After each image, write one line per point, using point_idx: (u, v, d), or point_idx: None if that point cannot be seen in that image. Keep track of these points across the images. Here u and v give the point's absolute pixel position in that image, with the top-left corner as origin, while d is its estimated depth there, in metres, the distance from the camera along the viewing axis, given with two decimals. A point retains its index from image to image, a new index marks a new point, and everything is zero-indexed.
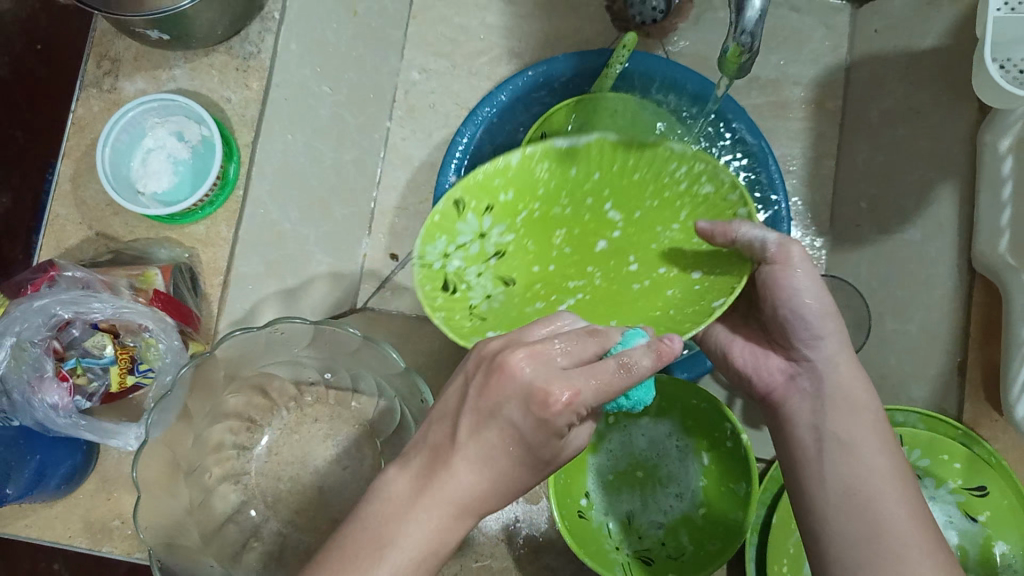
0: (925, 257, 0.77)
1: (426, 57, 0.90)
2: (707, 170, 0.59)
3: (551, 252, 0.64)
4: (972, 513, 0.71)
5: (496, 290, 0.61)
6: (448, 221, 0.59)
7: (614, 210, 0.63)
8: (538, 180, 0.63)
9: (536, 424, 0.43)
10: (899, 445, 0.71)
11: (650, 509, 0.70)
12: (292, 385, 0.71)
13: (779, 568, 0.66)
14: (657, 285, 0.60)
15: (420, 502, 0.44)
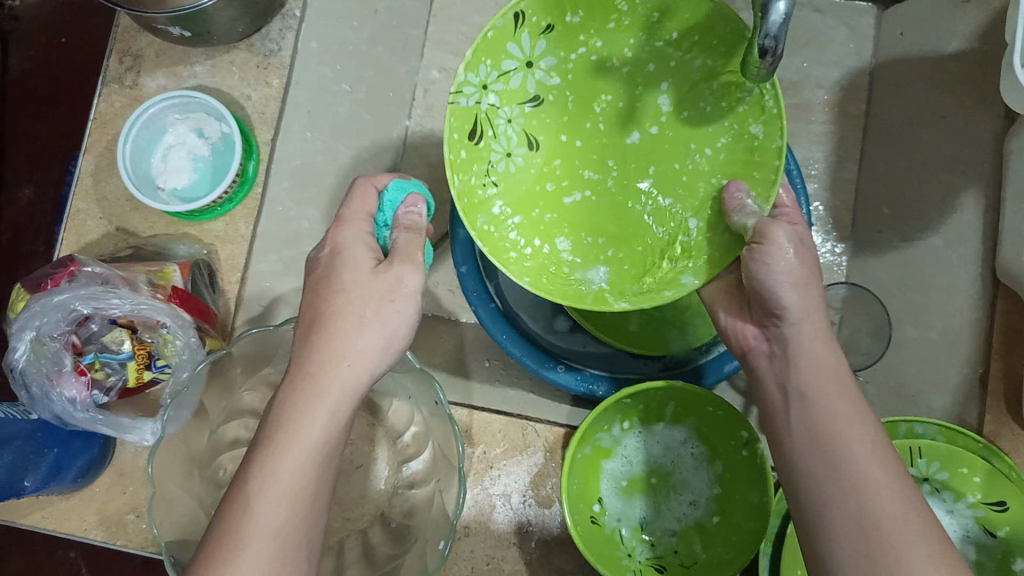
0: (949, 263, 0.76)
1: (446, 56, 0.82)
2: (769, 119, 0.54)
3: (586, 124, 0.64)
4: (991, 528, 0.69)
5: (520, 149, 0.63)
6: (499, 42, 0.57)
7: (688, 110, 0.60)
8: (618, 28, 0.58)
9: (378, 286, 0.51)
10: (917, 456, 0.70)
11: (662, 516, 0.69)
12: None
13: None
14: (665, 215, 0.61)
15: (308, 382, 0.49)
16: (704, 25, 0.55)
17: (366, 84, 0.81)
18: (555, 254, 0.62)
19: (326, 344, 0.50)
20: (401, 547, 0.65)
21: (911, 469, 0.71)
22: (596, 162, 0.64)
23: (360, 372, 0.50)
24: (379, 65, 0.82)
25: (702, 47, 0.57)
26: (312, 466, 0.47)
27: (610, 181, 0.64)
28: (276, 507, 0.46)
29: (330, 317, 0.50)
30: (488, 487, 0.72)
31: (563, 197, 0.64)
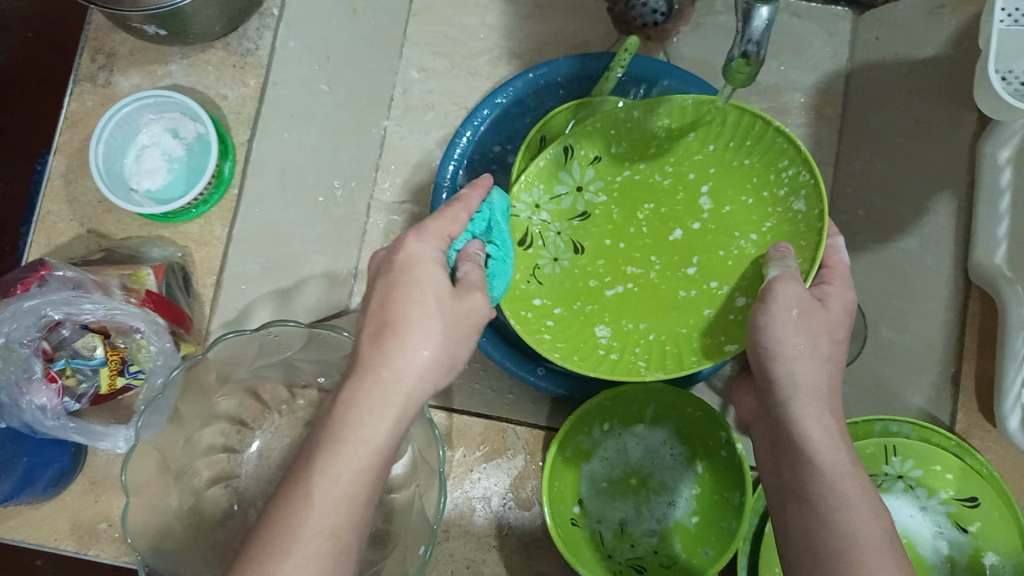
0: (924, 266, 0.77)
1: (426, 57, 0.89)
2: (811, 191, 0.59)
3: (630, 229, 0.69)
4: (962, 523, 0.70)
5: (567, 254, 0.69)
6: (553, 167, 0.67)
7: (730, 205, 0.65)
8: (658, 151, 0.68)
9: (445, 299, 0.49)
10: (891, 454, 0.71)
11: (642, 517, 0.69)
12: (284, 389, 0.71)
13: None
14: (704, 299, 0.64)
15: (367, 388, 0.46)
16: (732, 126, 0.64)
17: (346, 84, 0.83)
18: (593, 341, 0.66)
19: (381, 350, 0.47)
20: (382, 550, 0.64)
21: (886, 466, 0.72)
22: (649, 258, 0.68)
23: (414, 374, 0.47)
24: (361, 64, 0.84)
25: (735, 148, 0.65)
26: (362, 474, 0.45)
27: (654, 275, 0.67)
28: (325, 514, 0.43)
29: (393, 317, 0.48)
30: (468, 490, 0.71)
31: (603, 289, 0.68)
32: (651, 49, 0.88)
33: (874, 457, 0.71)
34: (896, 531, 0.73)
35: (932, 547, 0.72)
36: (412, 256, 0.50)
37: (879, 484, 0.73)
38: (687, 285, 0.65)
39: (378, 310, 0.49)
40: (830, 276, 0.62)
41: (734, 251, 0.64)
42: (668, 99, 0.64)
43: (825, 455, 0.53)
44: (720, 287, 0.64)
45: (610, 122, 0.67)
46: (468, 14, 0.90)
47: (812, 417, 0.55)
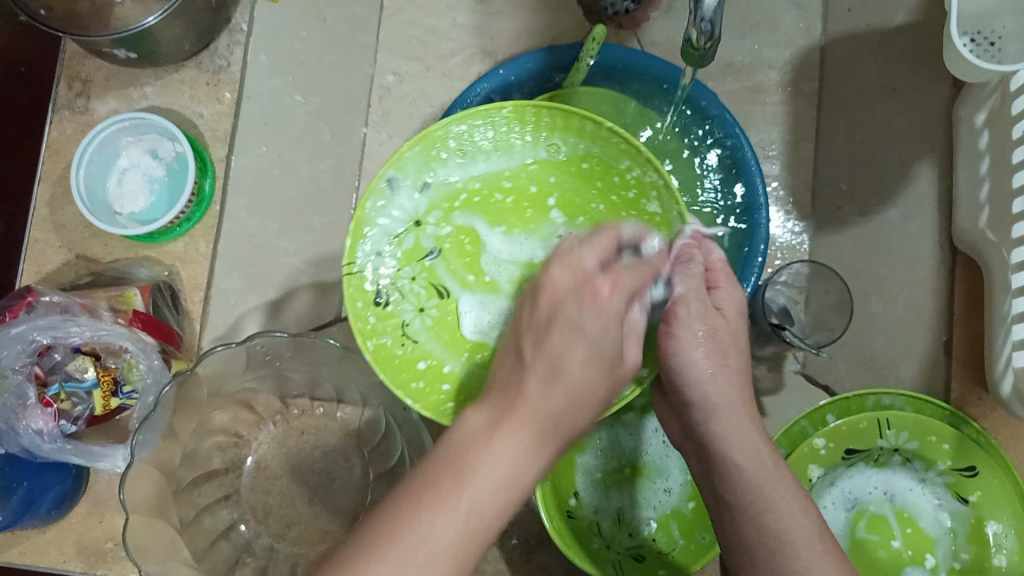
0: (907, 235, 0.78)
1: (400, 61, 0.87)
2: (658, 192, 0.62)
3: (486, 258, 0.67)
4: (962, 494, 0.70)
5: (430, 302, 0.65)
6: (377, 208, 0.62)
7: (585, 215, 0.67)
8: (488, 168, 0.65)
9: (593, 355, 0.51)
10: (885, 427, 0.70)
11: (638, 504, 0.69)
12: (277, 399, 0.71)
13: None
14: None
15: (472, 462, 0.45)
16: (566, 128, 0.62)
17: (321, 93, 0.84)
18: None
19: (515, 384, 0.50)
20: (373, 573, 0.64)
21: (882, 441, 0.71)
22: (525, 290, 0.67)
23: (498, 467, 0.46)
24: (331, 73, 0.85)
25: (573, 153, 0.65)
26: (521, 469, 0.46)
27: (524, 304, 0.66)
28: (427, 543, 0.42)
29: (545, 346, 0.51)
30: None
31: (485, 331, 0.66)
32: (623, 37, 0.89)
33: (868, 432, 0.71)
34: (898, 506, 0.73)
35: (935, 520, 0.72)
36: (542, 340, 0.51)
37: (878, 460, 0.73)
38: None
39: (531, 350, 0.51)
40: (719, 275, 0.61)
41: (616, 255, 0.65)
42: (502, 107, 0.61)
43: (754, 471, 0.56)
44: None
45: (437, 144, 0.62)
46: (436, 15, 0.88)
47: (737, 430, 0.58)
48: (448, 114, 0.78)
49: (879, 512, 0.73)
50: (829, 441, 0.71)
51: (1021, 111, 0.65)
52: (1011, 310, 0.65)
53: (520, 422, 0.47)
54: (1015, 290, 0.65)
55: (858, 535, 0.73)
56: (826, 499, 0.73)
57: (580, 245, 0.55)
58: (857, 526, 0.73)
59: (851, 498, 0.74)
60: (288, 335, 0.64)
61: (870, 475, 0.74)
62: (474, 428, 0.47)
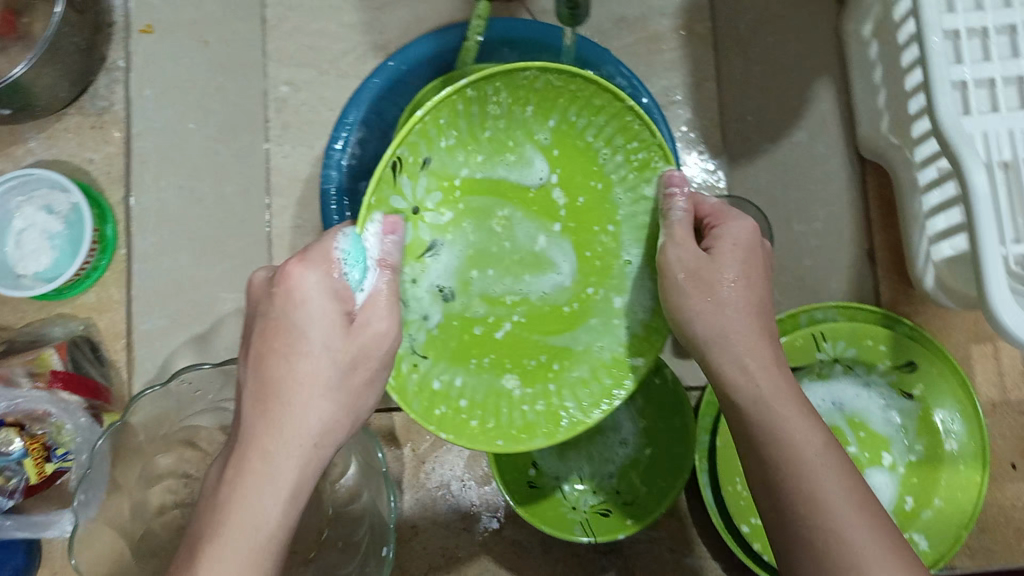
0: (817, 155, 0.77)
1: (291, 70, 0.84)
2: (665, 178, 0.57)
3: (492, 247, 0.61)
4: (906, 390, 0.72)
5: (435, 306, 0.59)
6: (386, 190, 0.53)
7: (585, 196, 0.60)
8: (490, 135, 0.58)
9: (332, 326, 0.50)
10: (822, 341, 0.71)
11: (596, 462, 0.70)
12: (220, 432, 0.69)
13: (737, 485, 0.67)
14: (586, 311, 0.61)
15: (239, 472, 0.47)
16: (580, 97, 0.56)
17: (217, 118, 0.82)
18: (506, 398, 0.59)
19: (256, 407, 0.49)
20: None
21: (821, 354, 0.72)
22: (525, 284, 0.61)
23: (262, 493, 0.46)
24: (224, 95, 0.82)
25: (580, 130, 0.58)
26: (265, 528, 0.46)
27: (531, 300, 0.61)
28: (257, 481, 0.47)
29: (268, 357, 0.50)
30: (425, 482, 0.71)
31: (495, 332, 0.61)
32: (512, 8, 0.88)
33: (807, 348, 0.71)
34: (849, 413, 0.74)
35: (885, 419, 0.73)
36: (265, 362, 0.50)
37: (822, 371, 0.73)
38: (566, 280, 0.61)
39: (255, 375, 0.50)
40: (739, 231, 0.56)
41: (615, 245, 0.60)
42: (526, 71, 0.53)
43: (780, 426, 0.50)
44: (621, 306, 0.60)
45: (452, 113, 0.55)
46: (323, 18, 0.85)
47: (761, 385, 0.52)
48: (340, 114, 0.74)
49: (831, 422, 0.73)
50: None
51: (902, 13, 0.64)
52: (923, 207, 0.66)
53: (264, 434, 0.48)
54: (924, 187, 0.66)
55: None
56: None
57: (288, 307, 0.49)
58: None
59: None
60: (212, 366, 0.66)
61: (817, 388, 0.73)
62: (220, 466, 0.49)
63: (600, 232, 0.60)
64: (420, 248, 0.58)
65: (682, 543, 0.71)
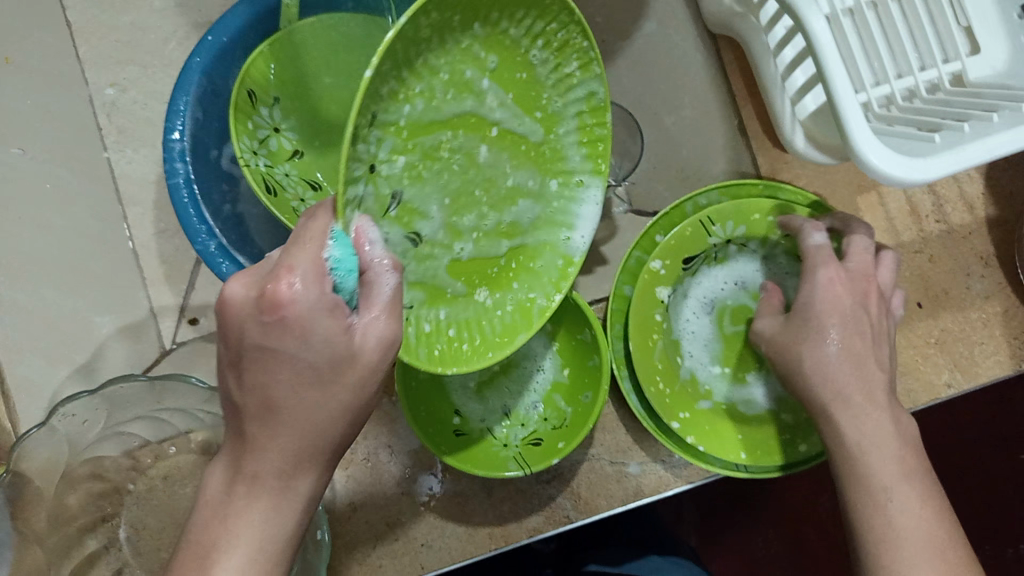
0: (670, 42, 0.76)
1: (114, 70, 0.78)
2: (584, 55, 0.52)
3: (441, 169, 0.51)
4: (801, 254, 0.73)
5: (405, 254, 0.50)
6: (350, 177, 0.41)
7: (512, 91, 0.52)
8: (426, 65, 0.45)
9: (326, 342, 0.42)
10: (711, 225, 0.70)
11: (519, 395, 0.69)
12: (126, 458, 0.66)
13: (659, 385, 0.68)
14: (545, 210, 0.58)
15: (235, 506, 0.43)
16: None
17: (47, 139, 0.78)
18: (490, 320, 0.58)
19: (250, 430, 0.43)
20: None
21: (714, 238, 0.71)
22: (483, 192, 0.54)
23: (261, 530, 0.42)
24: (49, 114, 0.78)
25: (512, 33, 0.49)
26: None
27: (481, 212, 0.55)
28: (257, 518, 0.42)
29: (256, 375, 0.42)
30: (351, 457, 0.69)
31: (457, 257, 0.55)
32: None
33: (698, 236, 0.70)
34: (753, 291, 0.74)
35: (790, 287, 0.74)
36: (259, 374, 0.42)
37: (718, 256, 0.74)
38: (518, 176, 0.56)
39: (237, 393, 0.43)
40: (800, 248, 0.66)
41: (560, 133, 0.56)
42: (443, 1, 0.42)
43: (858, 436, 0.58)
44: (571, 190, 0.58)
45: (392, 61, 0.42)
46: (133, 8, 0.79)
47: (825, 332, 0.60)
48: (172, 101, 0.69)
49: (738, 302, 0.74)
50: (665, 258, 0.70)
51: None
52: (780, 66, 0.65)
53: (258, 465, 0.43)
54: (776, 47, 0.65)
55: (728, 331, 0.74)
56: (687, 311, 0.74)
57: (285, 330, 0.41)
58: (724, 324, 0.74)
59: (708, 302, 0.74)
60: (90, 391, 0.61)
61: (716, 273, 0.74)
62: (215, 494, 0.44)
63: (540, 118, 0.55)
64: (381, 212, 0.46)
65: (618, 452, 0.70)
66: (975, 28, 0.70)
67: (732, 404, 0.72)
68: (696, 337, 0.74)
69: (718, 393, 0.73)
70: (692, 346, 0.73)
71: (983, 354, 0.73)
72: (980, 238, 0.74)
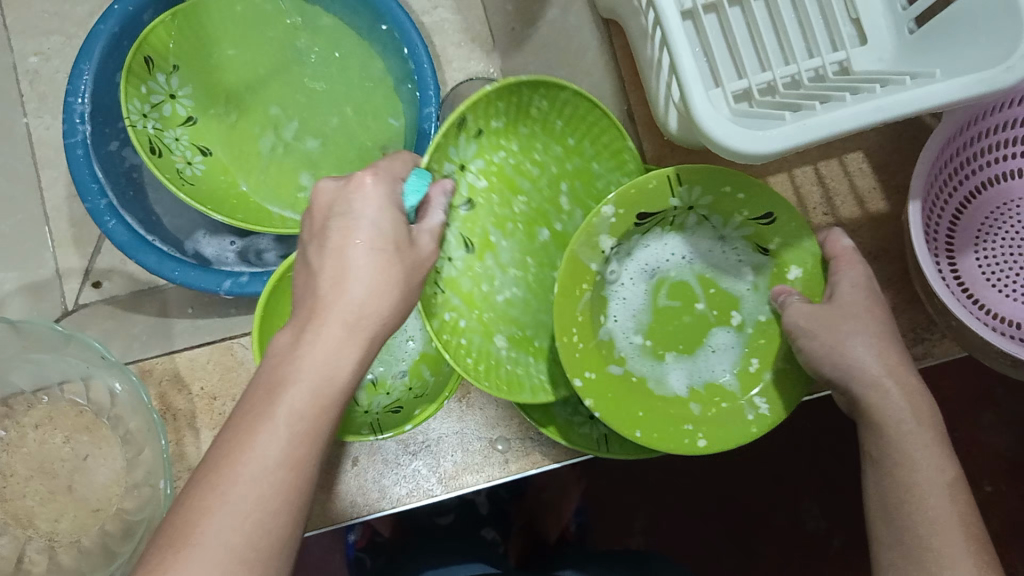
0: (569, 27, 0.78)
1: (37, 39, 0.82)
2: (592, 176, 0.67)
3: (507, 222, 0.67)
4: (764, 245, 0.64)
5: (457, 251, 0.64)
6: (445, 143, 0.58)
7: (561, 183, 0.68)
8: (526, 131, 0.64)
9: (377, 232, 0.47)
10: (676, 184, 0.60)
11: (388, 363, 0.70)
12: (0, 404, 0.68)
13: (572, 338, 0.61)
14: (643, 328, 0.67)
15: (301, 350, 0.43)
16: (578, 116, 0.62)
17: None
18: (495, 351, 0.64)
19: (309, 295, 0.46)
20: (129, 543, 0.65)
21: (675, 200, 0.62)
22: (523, 269, 0.68)
23: (301, 392, 0.42)
24: None
25: (578, 146, 0.65)
26: (308, 420, 0.42)
27: (533, 278, 0.68)
28: (312, 363, 0.43)
29: (327, 247, 0.47)
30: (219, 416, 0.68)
31: (495, 293, 0.67)
32: None
33: (659, 192, 0.61)
34: (698, 269, 0.67)
35: (740, 279, 0.67)
36: (323, 243, 0.47)
37: (674, 222, 0.66)
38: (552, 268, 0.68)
39: (314, 261, 0.47)
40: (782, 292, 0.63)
41: (658, 347, 0.67)
42: (562, 90, 0.60)
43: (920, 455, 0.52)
44: (658, 367, 0.66)
45: (502, 109, 0.61)
46: None
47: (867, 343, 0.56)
48: (76, 70, 0.71)
49: (681, 279, 0.68)
50: (620, 208, 0.60)
51: None
52: (654, 46, 0.65)
53: (320, 320, 0.44)
54: (651, 30, 0.65)
55: (660, 303, 0.67)
56: (625, 273, 0.67)
57: (342, 245, 0.46)
58: (660, 295, 0.67)
59: (649, 267, 0.67)
60: None
61: (667, 237, 0.67)
62: (282, 347, 0.44)
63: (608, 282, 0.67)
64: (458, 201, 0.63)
65: (487, 428, 0.70)
66: (863, 21, 0.69)
67: (642, 378, 0.65)
68: (626, 303, 0.67)
69: (632, 364, 0.66)
70: (618, 309, 0.66)
71: None
72: (870, 232, 0.72)
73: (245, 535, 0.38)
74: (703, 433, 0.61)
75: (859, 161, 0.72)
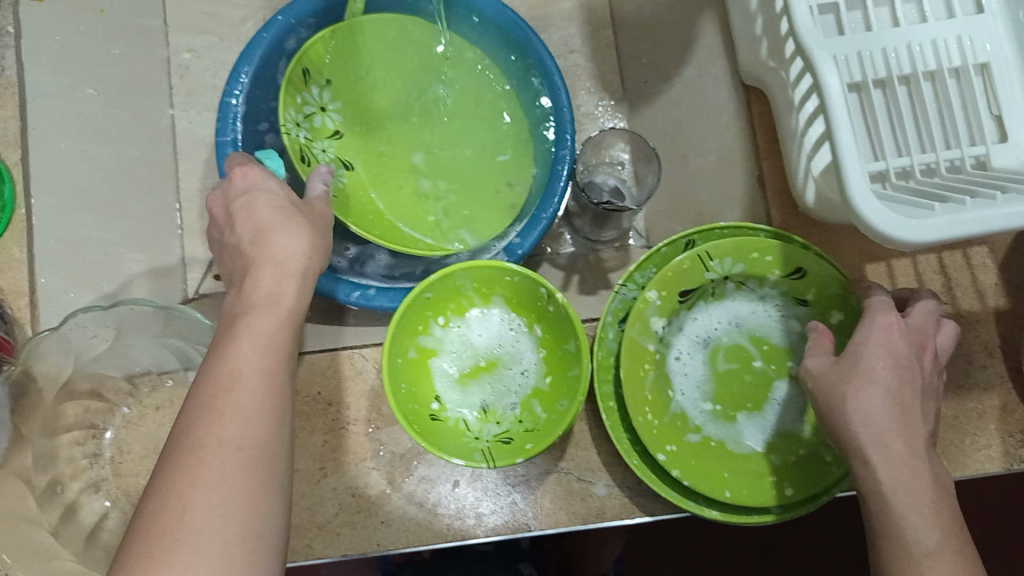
0: (704, 87, 0.78)
1: (191, 37, 0.85)
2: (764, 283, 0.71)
3: None
4: (801, 296, 0.70)
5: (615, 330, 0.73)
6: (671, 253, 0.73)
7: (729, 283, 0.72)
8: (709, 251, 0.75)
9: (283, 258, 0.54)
10: (708, 260, 0.69)
11: (500, 394, 0.71)
12: (126, 382, 0.71)
13: (647, 415, 0.68)
14: (747, 401, 0.71)
15: (229, 342, 0.49)
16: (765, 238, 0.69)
17: (114, 83, 0.83)
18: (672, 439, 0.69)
19: (256, 277, 0.53)
20: None
21: (710, 273, 0.70)
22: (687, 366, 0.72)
23: (239, 367, 0.48)
24: (123, 60, 0.84)
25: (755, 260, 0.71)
26: (268, 382, 0.48)
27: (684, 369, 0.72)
28: (256, 339, 0.49)
29: (267, 246, 0.54)
30: (332, 421, 0.71)
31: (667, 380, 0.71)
32: None
33: (693, 271, 0.69)
34: (749, 331, 0.72)
35: (785, 330, 0.71)
36: (269, 240, 0.55)
37: (715, 292, 0.72)
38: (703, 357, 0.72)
39: (253, 249, 0.55)
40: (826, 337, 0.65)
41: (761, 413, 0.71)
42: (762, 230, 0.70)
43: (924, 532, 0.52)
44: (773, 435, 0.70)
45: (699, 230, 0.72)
46: None
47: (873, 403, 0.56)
48: (233, 72, 0.73)
49: (734, 342, 0.72)
50: (662, 290, 0.69)
51: None
52: (800, 120, 0.65)
53: (256, 304, 0.51)
54: (799, 102, 0.65)
55: (720, 368, 0.72)
56: (680, 349, 0.72)
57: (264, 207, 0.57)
58: (717, 362, 0.72)
59: (703, 338, 0.72)
60: (103, 308, 0.66)
61: (712, 310, 0.72)
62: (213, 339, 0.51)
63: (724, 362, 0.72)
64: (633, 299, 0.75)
65: (587, 470, 0.71)
66: None
67: (721, 443, 0.70)
68: (689, 377, 0.72)
69: (708, 430, 0.71)
70: (684, 383, 0.72)
71: (973, 447, 0.72)
72: (988, 329, 0.73)
73: (246, 467, 0.44)
74: (788, 482, 0.67)
75: (983, 256, 0.74)
